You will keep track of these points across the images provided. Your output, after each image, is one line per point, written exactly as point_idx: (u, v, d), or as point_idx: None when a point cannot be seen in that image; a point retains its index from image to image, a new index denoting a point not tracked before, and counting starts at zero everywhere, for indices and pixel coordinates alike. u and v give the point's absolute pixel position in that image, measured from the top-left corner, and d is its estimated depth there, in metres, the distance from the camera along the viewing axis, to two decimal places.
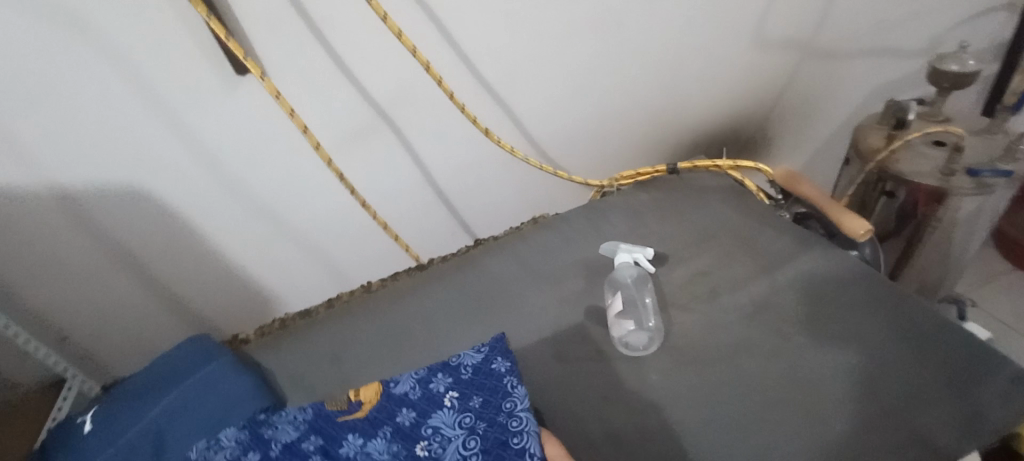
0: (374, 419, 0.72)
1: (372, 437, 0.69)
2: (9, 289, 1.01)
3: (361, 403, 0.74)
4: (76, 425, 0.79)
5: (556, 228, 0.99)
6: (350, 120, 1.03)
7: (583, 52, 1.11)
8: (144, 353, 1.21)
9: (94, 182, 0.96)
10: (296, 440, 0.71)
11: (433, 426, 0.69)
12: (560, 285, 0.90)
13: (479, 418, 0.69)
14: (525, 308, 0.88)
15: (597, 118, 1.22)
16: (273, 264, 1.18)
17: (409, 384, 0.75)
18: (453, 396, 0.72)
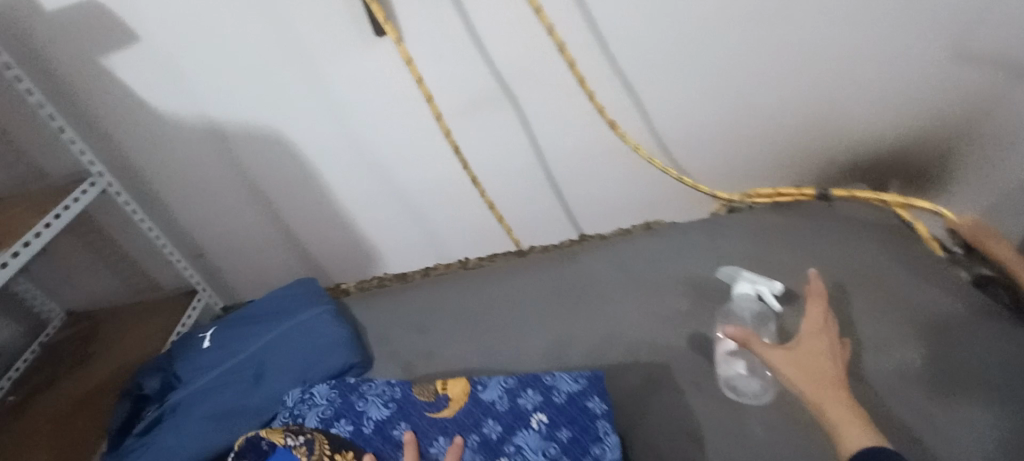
0: (463, 420, 0.66)
1: (459, 442, 0.64)
2: (166, 203, 1.16)
3: (449, 400, 0.67)
4: (196, 337, 0.88)
5: (669, 238, 0.91)
6: (474, 93, 1.02)
7: (736, 48, 0.98)
8: (262, 280, 1.33)
9: (242, 120, 1.06)
10: (385, 422, 0.66)
11: (518, 447, 0.63)
12: (662, 299, 0.82)
13: (566, 452, 0.62)
14: (619, 317, 0.81)
15: (739, 122, 1.09)
16: (380, 222, 1.23)
17: (499, 390, 0.67)
18: (542, 421, 0.64)
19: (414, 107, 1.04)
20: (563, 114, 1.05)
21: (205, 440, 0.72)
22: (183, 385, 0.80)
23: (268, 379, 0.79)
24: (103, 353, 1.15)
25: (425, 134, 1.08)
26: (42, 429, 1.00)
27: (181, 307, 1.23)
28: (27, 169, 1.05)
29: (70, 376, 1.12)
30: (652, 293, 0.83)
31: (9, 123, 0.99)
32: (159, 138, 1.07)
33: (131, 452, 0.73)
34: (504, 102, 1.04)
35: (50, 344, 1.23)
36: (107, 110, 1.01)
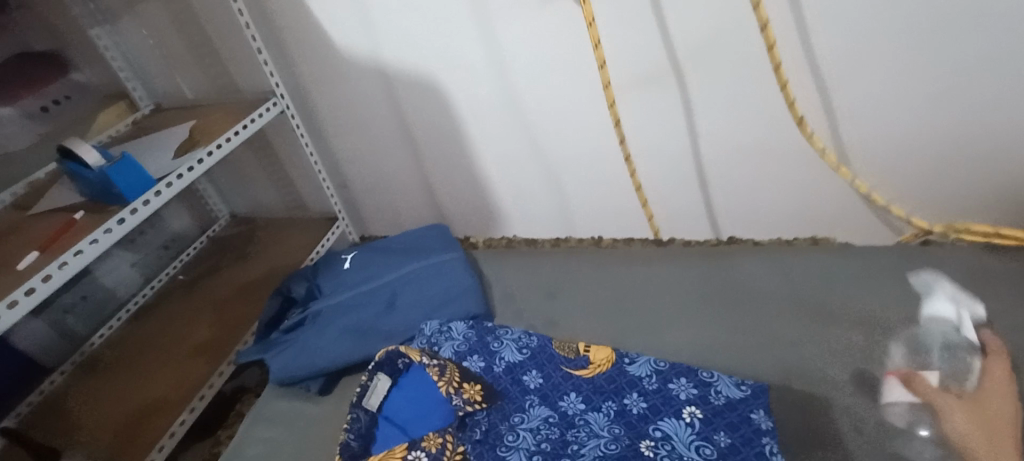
0: (600, 389, 0.65)
1: (594, 408, 0.64)
2: (326, 135, 1.25)
3: (590, 363, 0.68)
4: (341, 257, 0.94)
5: (828, 254, 0.95)
6: (644, 67, 0.96)
7: (977, 54, 0.81)
8: (392, 222, 1.40)
9: (409, 66, 1.09)
10: (518, 366, 0.70)
11: (662, 433, 0.60)
12: (806, 322, 0.85)
13: (722, 456, 0.56)
14: (764, 324, 0.86)
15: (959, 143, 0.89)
16: (515, 185, 1.23)
17: (645, 370, 0.66)
18: (694, 414, 0.60)
19: (577, 75, 1.01)
20: (740, 104, 0.96)
21: (338, 352, 0.77)
22: (323, 298, 0.86)
23: (398, 312, 0.82)
24: (256, 257, 1.29)
25: (582, 103, 1.05)
26: (203, 310, 1.15)
27: (325, 230, 1.33)
28: (226, 82, 1.18)
29: (229, 269, 1.27)
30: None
31: (221, 41, 1.12)
32: (333, 74, 1.14)
33: (274, 345, 0.79)
34: (676, 83, 0.97)
35: (216, 238, 1.40)
36: (298, 39, 1.10)
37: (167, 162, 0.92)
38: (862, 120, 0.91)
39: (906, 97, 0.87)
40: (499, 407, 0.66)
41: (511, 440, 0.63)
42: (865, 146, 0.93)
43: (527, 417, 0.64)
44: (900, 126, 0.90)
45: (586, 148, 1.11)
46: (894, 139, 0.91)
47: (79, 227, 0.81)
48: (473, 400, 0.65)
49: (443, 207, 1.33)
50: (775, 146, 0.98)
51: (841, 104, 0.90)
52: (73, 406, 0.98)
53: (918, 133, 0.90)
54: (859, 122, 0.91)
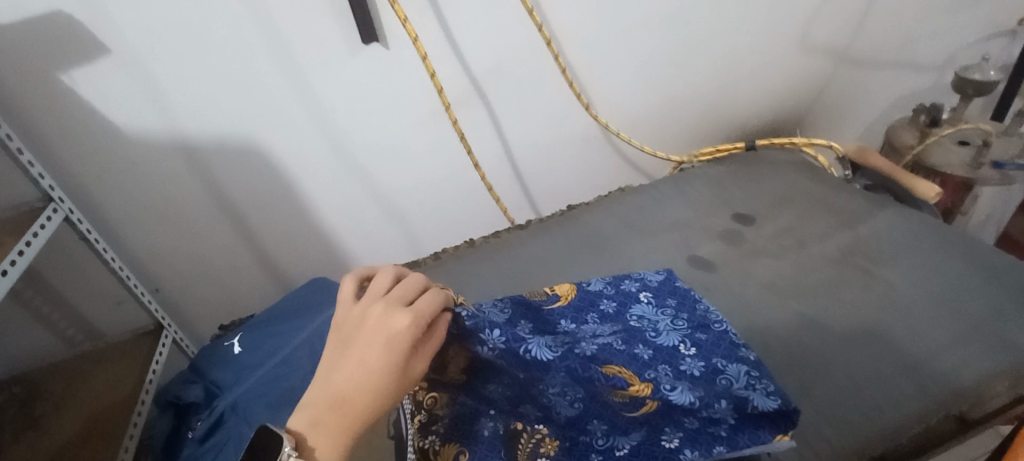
0: (578, 306, 0.78)
1: (584, 319, 0.76)
2: (122, 236, 1.07)
3: (561, 297, 0.78)
4: (226, 345, 0.85)
5: (640, 191, 1.18)
6: (453, 91, 1.13)
7: (654, 46, 1.22)
8: (226, 312, 1.26)
9: (219, 134, 1.03)
10: (510, 324, 0.66)
11: (637, 314, 0.79)
12: (650, 239, 1.05)
13: (679, 309, 0.80)
14: (626, 250, 1.03)
15: (662, 99, 1.32)
16: (360, 227, 1.25)
17: (601, 284, 0.83)
18: (648, 295, 0.83)
19: (398, 108, 1.11)
20: (533, 104, 1.21)
21: (281, 423, 0.69)
22: (229, 389, 0.77)
23: None
24: (56, 408, 1.00)
25: (411, 133, 1.15)
26: None
27: (149, 345, 1.11)
28: None
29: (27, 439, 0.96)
30: (652, 239, 1.05)
31: None
32: (120, 162, 0.99)
33: (202, 456, 0.70)
34: (482, 96, 1.16)
35: None
36: (63, 133, 0.93)
37: None
38: (611, 97, 1.26)
39: (630, 75, 1.25)
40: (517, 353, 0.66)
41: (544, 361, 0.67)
42: (619, 113, 1.30)
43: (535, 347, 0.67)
44: (633, 95, 1.28)
45: (421, 174, 1.22)
46: (630, 105, 1.30)
47: None
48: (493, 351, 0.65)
49: (287, 273, 1.26)
50: (570, 127, 1.28)
51: (597, 86, 1.23)
52: None
53: (644, 97, 1.30)
54: (610, 99, 1.26)
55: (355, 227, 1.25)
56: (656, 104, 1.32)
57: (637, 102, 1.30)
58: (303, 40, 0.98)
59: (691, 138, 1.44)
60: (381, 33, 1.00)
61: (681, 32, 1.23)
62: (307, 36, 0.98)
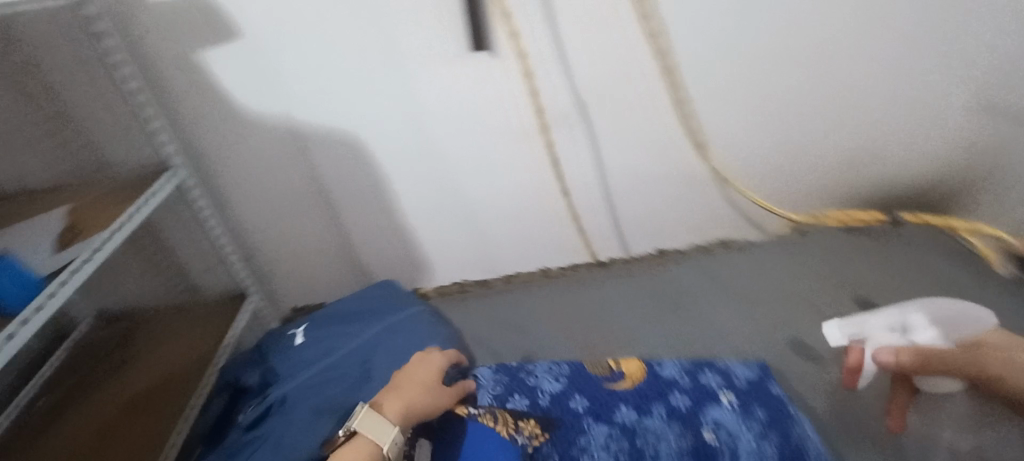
0: (643, 394, 0.80)
1: (647, 413, 0.77)
2: (227, 206, 1.14)
3: (625, 376, 0.83)
4: (290, 334, 0.87)
5: None
6: (555, 108, 1.07)
7: (789, 85, 1.08)
8: (306, 290, 1.30)
9: (323, 124, 1.06)
10: (563, 394, 0.79)
11: (714, 418, 0.76)
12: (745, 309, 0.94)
13: (770, 427, 0.75)
14: (689, 311, 1.12)
15: (789, 146, 1.16)
16: (440, 233, 1.24)
17: (675, 370, 0.84)
18: (731, 399, 0.79)
19: (495, 121, 1.08)
20: (639, 138, 1.12)
21: (326, 433, 0.70)
22: (284, 381, 0.78)
23: (379, 379, 0.77)
24: (144, 358, 1.10)
25: (506, 148, 1.11)
26: (89, 434, 0.94)
27: (233, 310, 1.18)
28: (100, 157, 1.03)
29: (115, 377, 1.05)
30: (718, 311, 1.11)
31: (88, 111, 0.98)
32: (233, 138, 1.05)
33: (243, 448, 0.70)
34: (585, 121, 1.09)
35: (81, 344, 1.15)
36: (191, 106, 1.00)
37: (47, 256, 0.78)
38: (728, 141, 1.14)
39: (754, 118, 1.11)
40: (564, 434, 0.74)
41: (583, 442, 0.73)
42: (735, 155, 1.16)
43: (590, 440, 0.73)
44: (753, 142, 1.15)
45: (509, 189, 1.18)
46: (750, 148, 1.15)
47: None
48: (535, 434, 0.72)
49: (365, 264, 1.28)
50: (675, 167, 1.17)
51: (714, 126, 1.11)
52: None
53: (766, 146, 1.16)
54: (727, 142, 1.14)
55: (432, 235, 1.24)
56: (780, 154, 1.17)
57: (757, 150, 1.16)
58: (414, 44, 0.98)
59: (819, 195, 1.25)
60: (492, 42, 0.97)
61: (824, 73, 1.07)
62: (419, 40, 0.97)
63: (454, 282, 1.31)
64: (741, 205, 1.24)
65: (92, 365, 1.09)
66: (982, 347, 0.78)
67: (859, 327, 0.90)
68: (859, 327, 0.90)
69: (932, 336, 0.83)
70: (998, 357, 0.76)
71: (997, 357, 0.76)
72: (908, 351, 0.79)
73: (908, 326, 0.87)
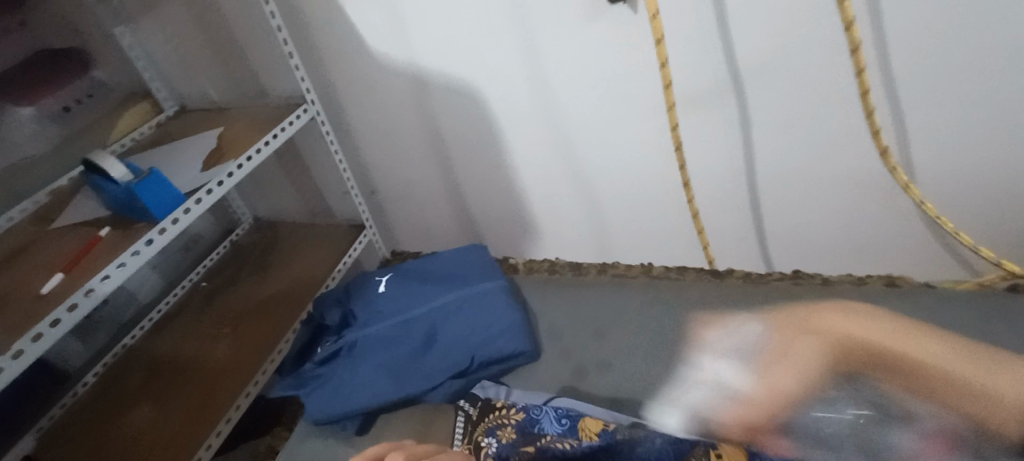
0: None
1: None
2: (356, 142, 1.20)
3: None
4: (375, 281, 0.90)
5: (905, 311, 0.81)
6: (699, 84, 0.87)
7: None
8: (419, 231, 1.35)
9: (444, 72, 1.03)
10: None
11: None
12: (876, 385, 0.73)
13: None
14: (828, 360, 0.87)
15: None
16: (550, 200, 1.17)
17: None
18: None
19: (622, 89, 0.94)
20: (801, 139, 0.88)
21: (379, 397, 0.74)
22: (359, 326, 0.82)
23: (439, 350, 0.79)
24: (278, 265, 1.27)
25: (632, 120, 0.97)
26: (225, 326, 1.13)
27: (350, 239, 1.27)
28: (257, 84, 1.14)
29: (251, 280, 1.23)
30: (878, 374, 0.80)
31: (248, 41, 1.07)
32: (364, 77, 1.08)
33: (309, 382, 0.77)
34: (733, 109, 0.88)
35: (238, 244, 1.36)
36: (329, 43, 1.04)
37: (196, 175, 0.89)
38: (932, 157, 0.84)
39: (983, 132, 0.80)
40: None
41: None
42: (950, 170, 0.85)
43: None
44: (970, 163, 0.84)
45: (629, 166, 1.04)
46: (977, 163, 0.84)
47: (110, 245, 0.79)
48: None
49: (474, 217, 1.27)
50: (843, 182, 0.91)
51: (915, 135, 0.83)
52: (93, 415, 0.99)
53: (991, 172, 0.84)
54: (928, 159, 0.85)
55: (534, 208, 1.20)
56: (1012, 186, 0.84)
57: (974, 175, 0.85)
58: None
59: None
60: None
61: None
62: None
63: (547, 259, 1.28)
64: (946, 240, 0.91)
65: (244, 262, 1.30)
66: (818, 315, 0.89)
67: None
68: (727, 347, 0.88)
69: (753, 336, 0.89)
70: (799, 330, 0.87)
71: (810, 339, 0.85)
72: (775, 369, 0.83)
73: (747, 350, 0.87)
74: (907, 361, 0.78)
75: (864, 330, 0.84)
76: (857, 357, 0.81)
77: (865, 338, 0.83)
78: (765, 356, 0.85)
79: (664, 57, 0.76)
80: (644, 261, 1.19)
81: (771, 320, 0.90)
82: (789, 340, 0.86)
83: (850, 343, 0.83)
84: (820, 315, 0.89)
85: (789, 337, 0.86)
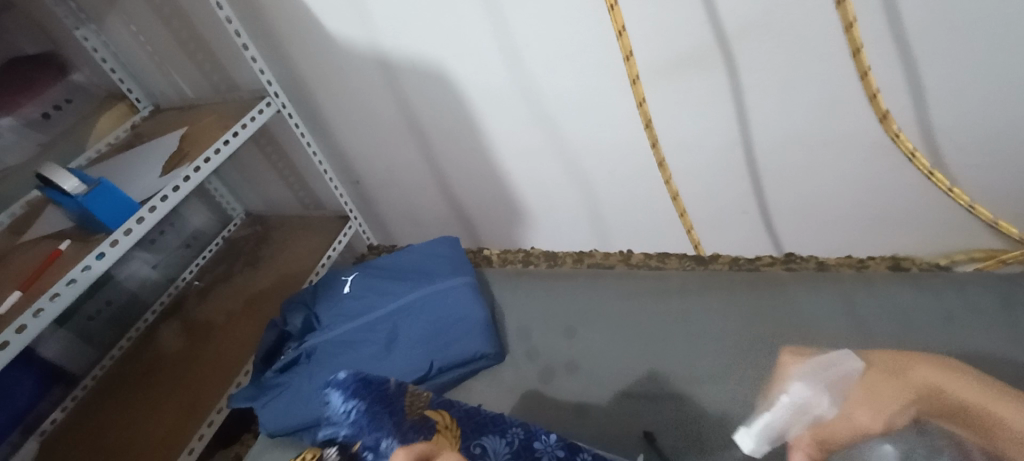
0: None
1: None
2: (332, 131, 1.15)
3: None
4: (342, 281, 0.88)
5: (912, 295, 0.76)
6: (680, 52, 0.76)
7: None
8: (407, 220, 1.31)
9: (410, 54, 0.95)
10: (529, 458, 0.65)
11: None
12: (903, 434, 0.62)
13: None
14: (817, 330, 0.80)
15: None
16: (534, 184, 1.10)
17: None
18: None
19: (597, 60, 0.85)
20: (797, 107, 0.78)
21: None
22: (322, 330, 0.82)
23: (399, 351, 0.78)
24: (267, 259, 1.24)
25: (612, 93, 0.88)
26: (215, 324, 1.11)
27: (336, 232, 1.24)
28: (226, 77, 1.09)
29: (241, 277, 1.21)
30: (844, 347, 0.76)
31: (208, 34, 1.02)
32: (330, 64, 1.01)
33: (269, 389, 0.77)
34: (718, 79, 0.78)
35: (230, 240, 1.35)
36: (290, 31, 0.98)
37: (155, 180, 0.87)
38: (945, 122, 0.74)
39: (1002, 93, 0.69)
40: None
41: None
42: (977, 131, 0.74)
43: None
44: (1004, 122, 0.72)
45: (613, 143, 0.96)
46: (1012, 122, 0.72)
47: (65, 259, 0.78)
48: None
49: (461, 204, 1.21)
50: (844, 154, 0.81)
51: (931, 96, 0.72)
52: (88, 419, 0.98)
53: (1007, 138, 0.73)
54: (940, 125, 0.74)
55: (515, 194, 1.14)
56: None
57: (993, 141, 0.74)
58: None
59: None
60: None
61: None
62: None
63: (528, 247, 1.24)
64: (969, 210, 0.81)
65: (235, 257, 1.28)
66: (910, 360, 0.69)
67: (755, 429, 0.67)
68: (814, 377, 0.68)
69: (852, 370, 0.69)
70: (893, 378, 0.68)
71: (891, 384, 0.67)
72: (865, 415, 0.64)
73: (833, 381, 0.68)
74: (1003, 429, 0.60)
75: (955, 386, 0.65)
76: (932, 408, 0.64)
77: (950, 394, 0.65)
78: (849, 394, 0.67)
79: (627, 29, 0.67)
80: (625, 248, 1.14)
81: (868, 353, 0.72)
82: (877, 379, 0.68)
83: (933, 397, 0.64)
84: (911, 367, 0.68)
85: (876, 375, 0.68)
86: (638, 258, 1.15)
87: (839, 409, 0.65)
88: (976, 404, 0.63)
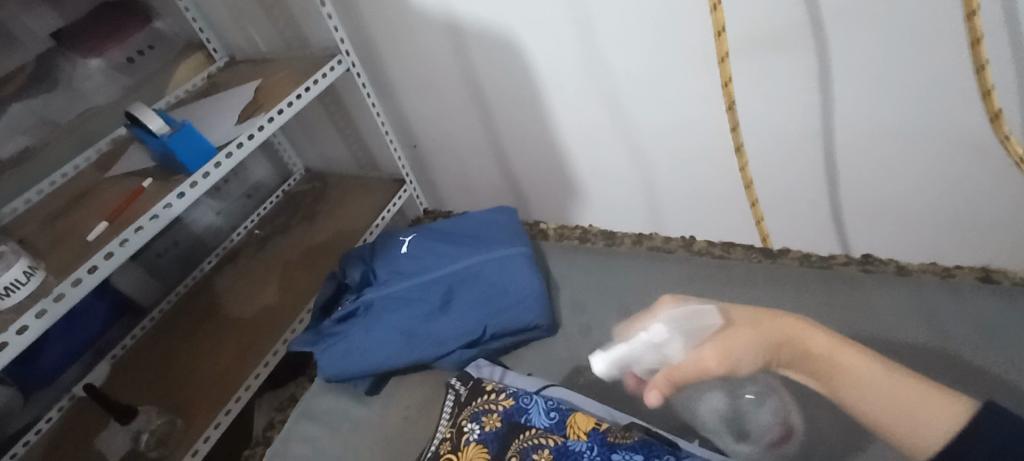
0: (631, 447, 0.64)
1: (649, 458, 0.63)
2: (396, 94, 1.16)
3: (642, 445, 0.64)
4: (398, 240, 0.90)
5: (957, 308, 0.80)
6: (769, 32, 0.72)
7: None
8: (460, 188, 1.31)
9: (481, 20, 0.94)
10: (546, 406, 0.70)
11: None
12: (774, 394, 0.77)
13: None
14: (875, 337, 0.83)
15: None
16: (592, 162, 1.08)
17: None
18: None
19: (676, 36, 0.81)
20: (895, 100, 0.73)
21: (394, 359, 0.80)
22: (378, 286, 0.84)
23: (452, 314, 0.81)
24: (323, 214, 1.28)
25: (687, 72, 0.85)
26: (274, 272, 1.16)
27: (392, 194, 1.27)
28: (298, 33, 1.11)
29: (299, 229, 1.25)
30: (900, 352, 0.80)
31: None
32: (401, 26, 1.01)
33: (326, 337, 0.80)
34: (810, 63, 0.73)
35: (289, 194, 1.39)
36: None
37: (230, 127, 0.90)
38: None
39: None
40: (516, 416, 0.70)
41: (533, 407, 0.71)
42: None
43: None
44: None
45: (680, 126, 0.92)
46: None
47: (145, 196, 0.82)
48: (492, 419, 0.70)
49: (516, 177, 1.20)
50: (936, 154, 0.76)
51: None
52: (153, 351, 1.04)
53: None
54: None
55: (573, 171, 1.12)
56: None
57: None
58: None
59: None
60: None
61: None
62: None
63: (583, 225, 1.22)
64: None
65: (294, 209, 1.32)
66: (773, 314, 0.65)
67: (611, 356, 0.79)
68: (677, 324, 0.73)
69: (713, 322, 0.70)
70: (750, 326, 0.65)
71: (748, 330, 0.65)
72: (711, 354, 0.65)
73: (692, 329, 0.71)
74: (855, 391, 0.60)
75: (809, 337, 0.62)
76: (788, 357, 0.64)
77: (806, 344, 0.62)
78: (706, 338, 0.68)
79: (719, 3, 0.64)
80: (687, 235, 1.11)
81: (730, 308, 0.71)
82: (738, 330, 0.66)
83: (785, 346, 0.63)
84: (769, 316, 0.65)
85: (734, 323, 0.68)
86: (699, 245, 1.11)
87: (681, 338, 0.71)
88: (833, 357, 0.61)
